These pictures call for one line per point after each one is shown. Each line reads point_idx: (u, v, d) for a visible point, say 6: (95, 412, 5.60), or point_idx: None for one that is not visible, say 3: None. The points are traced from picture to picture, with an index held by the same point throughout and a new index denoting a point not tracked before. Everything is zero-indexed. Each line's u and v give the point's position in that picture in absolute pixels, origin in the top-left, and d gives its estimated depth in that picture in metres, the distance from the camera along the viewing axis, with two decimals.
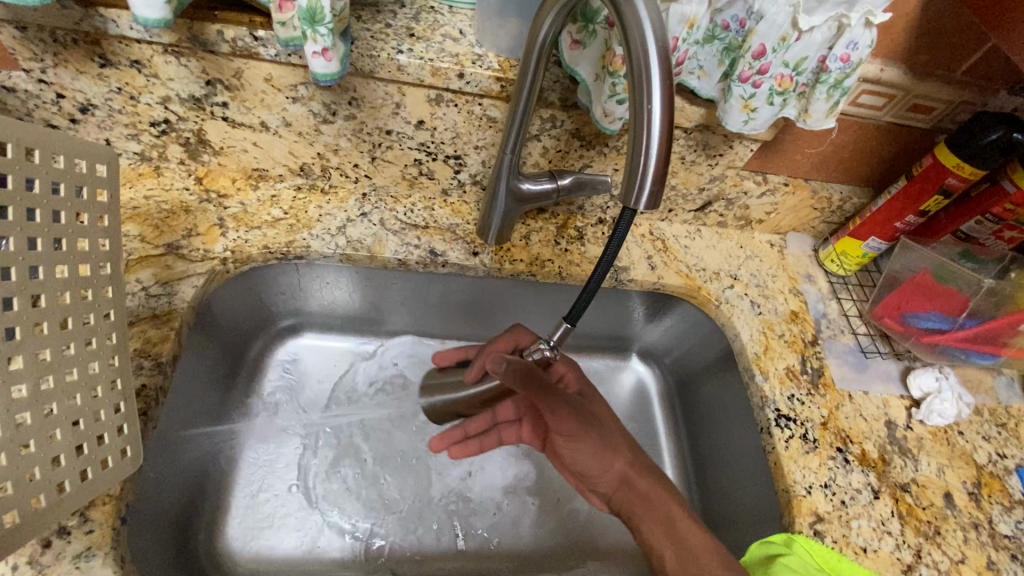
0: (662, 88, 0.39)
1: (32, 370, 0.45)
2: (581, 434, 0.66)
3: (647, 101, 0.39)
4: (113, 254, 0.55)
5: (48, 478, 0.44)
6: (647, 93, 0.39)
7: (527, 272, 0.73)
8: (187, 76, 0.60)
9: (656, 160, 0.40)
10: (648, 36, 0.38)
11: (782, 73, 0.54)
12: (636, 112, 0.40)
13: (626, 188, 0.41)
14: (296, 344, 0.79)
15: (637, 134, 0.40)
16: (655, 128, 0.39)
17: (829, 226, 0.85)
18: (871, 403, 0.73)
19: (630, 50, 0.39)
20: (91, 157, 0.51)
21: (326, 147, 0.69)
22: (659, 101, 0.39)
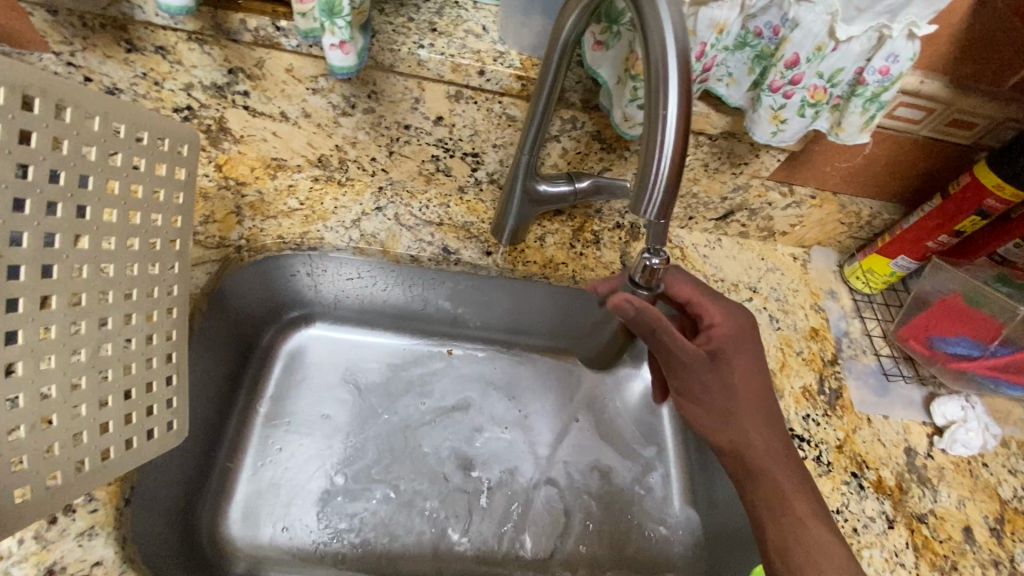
0: (679, 97, 0.37)
1: (92, 338, 0.46)
2: (711, 395, 0.57)
3: (663, 108, 0.38)
4: (182, 231, 0.55)
5: (94, 444, 0.46)
6: (663, 99, 0.37)
7: (540, 273, 0.73)
8: (209, 64, 0.60)
9: (670, 168, 0.39)
10: (668, 43, 0.37)
11: (816, 84, 0.52)
12: (650, 124, 0.38)
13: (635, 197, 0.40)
14: (304, 334, 0.80)
15: (649, 144, 0.39)
16: (670, 135, 0.38)
17: (856, 241, 0.82)
18: (891, 428, 0.70)
19: (648, 56, 0.38)
20: (173, 136, 0.52)
21: (345, 140, 0.68)
22: (675, 111, 0.37)
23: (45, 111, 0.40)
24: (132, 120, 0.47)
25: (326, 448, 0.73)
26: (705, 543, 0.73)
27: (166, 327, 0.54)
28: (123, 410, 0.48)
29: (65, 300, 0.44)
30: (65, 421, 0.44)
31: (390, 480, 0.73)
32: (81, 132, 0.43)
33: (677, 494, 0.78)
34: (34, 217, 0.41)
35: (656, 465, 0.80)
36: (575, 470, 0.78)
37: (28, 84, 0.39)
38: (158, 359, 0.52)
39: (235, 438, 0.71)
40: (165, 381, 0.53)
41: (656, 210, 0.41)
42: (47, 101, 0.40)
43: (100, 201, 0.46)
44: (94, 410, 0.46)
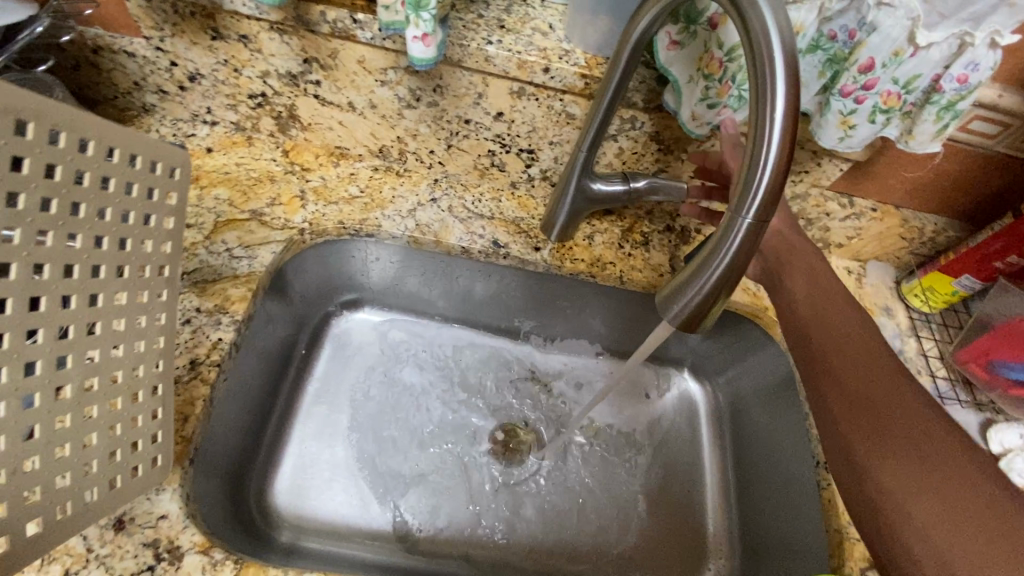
0: (788, 89, 0.35)
1: (79, 371, 0.44)
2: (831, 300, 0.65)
3: (766, 97, 0.35)
4: (174, 257, 0.54)
5: (76, 485, 0.43)
6: (770, 85, 0.35)
7: (587, 272, 0.73)
8: (287, 53, 0.63)
9: (775, 162, 0.36)
10: (771, 30, 0.34)
11: (889, 90, 0.51)
12: (755, 120, 0.36)
13: (742, 194, 0.36)
14: (354, 316, 0.82)
15: (756, 138, 0.36)
16: (778, 124, 0.35)
17: (916, 257, 0.79)
18: None
19: (749, 42, 0.35)
20: (167, 159, 0.52)
21: (406, 132, 0.71)
22: (781, 104, 0.35)
23: (40, 136, 0.39)
24: (126, 144, 0.47)
25: (371, 426, 0.76)
26: (741, 553, 0.73)
27: (153, 357, 0.52)
28: (108, 446, 0.46)
29: (50, 333, 0.42)
30: (49, 464, 0.41)
31: (428, 465, 0.75)
32: (75, 158, 0.42)
33: (714, 502, 0.78)
34: (21, 246, 0.39)
35: (694, 472, 0.80)
36: (611, 468, 0.78)
37: (24, 109, 0.37)
38: (145, 393, 0.50)
39: (284, 413, 0.74)
40: (152, 416, 0.50)
41: (757, 211, 0.37)
42: (40, 126, 0.39)
43: (119, 202, 0.47)
44: (78, 449, 0.43)
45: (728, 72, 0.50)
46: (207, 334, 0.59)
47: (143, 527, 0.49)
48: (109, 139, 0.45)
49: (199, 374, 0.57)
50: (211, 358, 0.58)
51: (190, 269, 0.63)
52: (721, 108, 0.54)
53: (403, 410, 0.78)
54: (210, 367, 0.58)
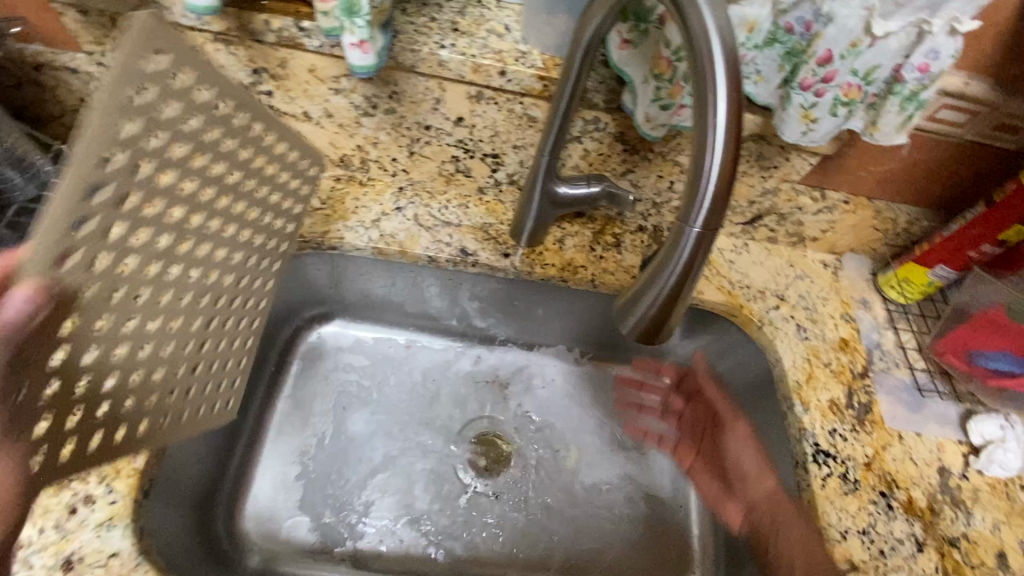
0: (730, 89, 0.33)
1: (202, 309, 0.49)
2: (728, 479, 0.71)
3: (709, 98, 0.33)
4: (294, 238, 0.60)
5: (159, 407, 0.46)
6: (712, 86, 0.33)
7: (558, 277, 0.71)
8: (235, 64, 0.61)
9: (721, 167, 0.34)
10: (710, 30, 0.33)
11: (849, 82, 0.49)
12: (697, 124, 0.34)
13: (685, 203, 0.35)
14: (323, 330, 0.81)
15: (698, 143, 0.34)
16: (722, 126, 0.33)
17: (892, 248, 0.78)
18: (924, 446, 0.67)
19: (689, 41, 0.34)
20: (315, 157, 0.58)
21: (366, 140, 0.69)
22: (724, 107, 0.33)
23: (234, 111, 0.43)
24: (290, 136, 0.52)
25: (343, 444, 0.74)
26: (724, 557, 0.72)
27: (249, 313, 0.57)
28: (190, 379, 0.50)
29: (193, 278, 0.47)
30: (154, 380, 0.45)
31: (404, 483, 0.73)
32: (260, 140, 0.48)
33: (698, 504, 0.77)
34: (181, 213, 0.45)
35: (676, 474, 0.79)
36: (591, 475, 0.77)
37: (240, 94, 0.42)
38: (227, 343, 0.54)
39: (253, 435, 0.72)
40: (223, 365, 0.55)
41: (703, 219, 0.35)
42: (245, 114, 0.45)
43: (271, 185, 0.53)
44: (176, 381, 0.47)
45: (678, 73, 0.48)
46: None
47: (93, 567, 0.47)
48: (274, 130, 0.50)
49: None
50: None
51: None
52: (676, 110, 0.52)
53: (376, 425, 0.76)
54: None
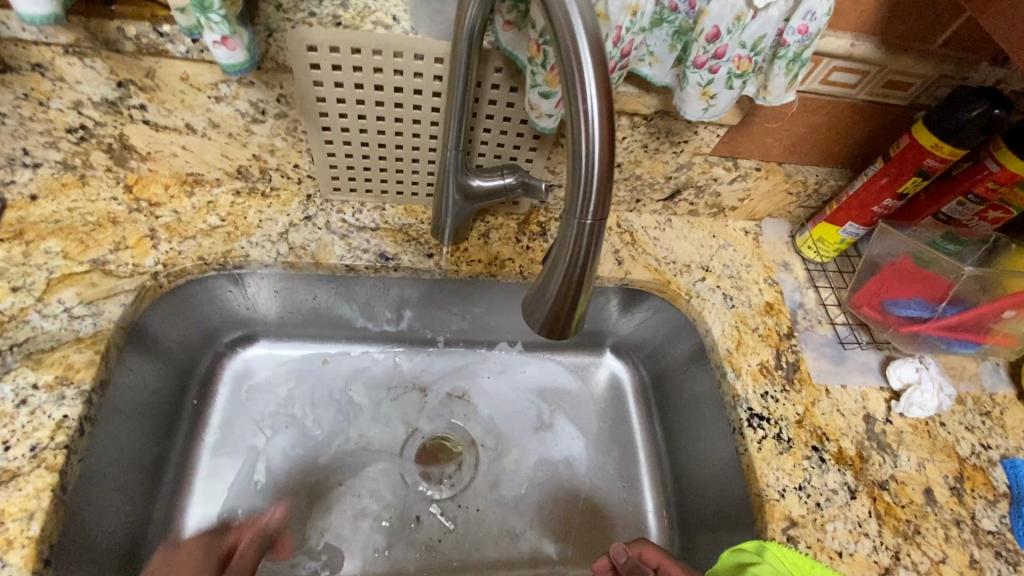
0: (598, 71, 0.31)
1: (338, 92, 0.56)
2: None
3: (581, 86, 0.32)
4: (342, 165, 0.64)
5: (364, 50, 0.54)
6: (580, 74, 0.32)
7: (485, 273, 0.69)
8: (95, 78, 0.55)
9: (600, 154, 0.33)
10: (570, 6, 0.31)
11: (739, 55, 0.49)
12: (570, 108, 0.32)
13: (569, 193, 0.33)
14: (246, 354, 0.75)
15: (573, 129, 0.33)
16: (595, 118, 0.32)
17: (806, 210, 0.81)
18: (850, 397, 0.70)
19: (553, 25, 0.32)
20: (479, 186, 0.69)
21: (262, 148, 0.64)
22: (595, 88, 0.32)
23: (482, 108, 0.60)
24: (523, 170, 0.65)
25: (277, 475, 0.70)
26: (679, 530, 0.73)
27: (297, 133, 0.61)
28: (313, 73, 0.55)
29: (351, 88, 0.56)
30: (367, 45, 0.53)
31: (351, 502, 0.70)
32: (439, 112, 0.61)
33: (650, 481, 0.78)
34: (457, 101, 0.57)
35: (628, 454, 0.79)
36: (541, 467, 0.76)
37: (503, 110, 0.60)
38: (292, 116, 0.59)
39: (177, 478, 0.67)
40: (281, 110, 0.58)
41: (591, 207, 0.34)
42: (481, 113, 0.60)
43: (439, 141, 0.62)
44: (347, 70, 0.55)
45: (547, 57, 0.46)
46: (49, 413, 0.51)
47: None
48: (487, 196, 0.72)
49: (42, 462, 0.49)
50: (56, 441, 0.50)
51: (19, 340, 0.54)
52: (558, 97, 0.50)
53: (312, 446, 0.72)
54: (57, 451, 0.50)
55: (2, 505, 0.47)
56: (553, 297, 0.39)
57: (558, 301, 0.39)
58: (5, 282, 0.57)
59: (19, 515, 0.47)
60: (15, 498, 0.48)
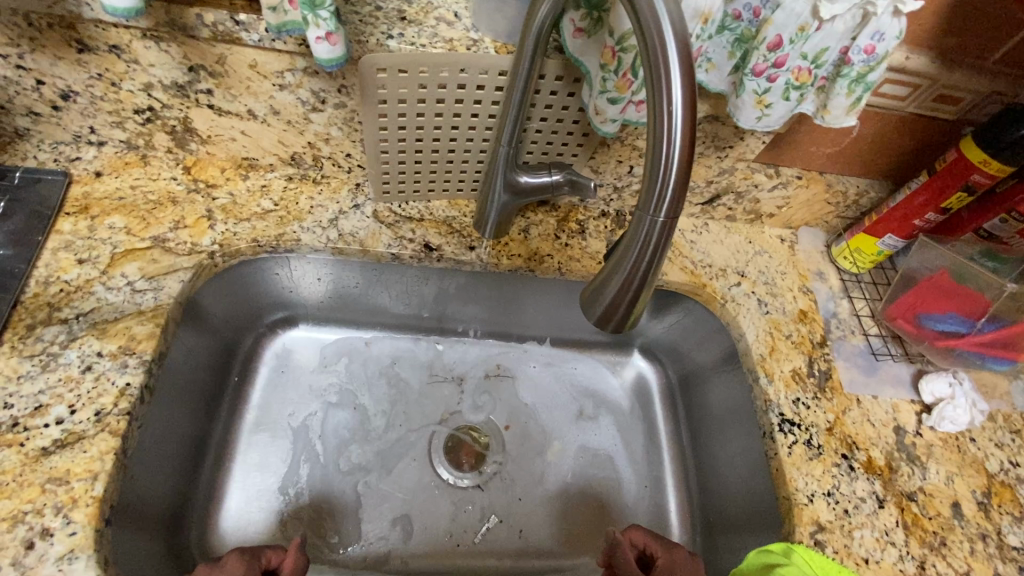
0: (683, 80, 0.34)
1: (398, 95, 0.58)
2: None
3: (667, 93, 0.35)
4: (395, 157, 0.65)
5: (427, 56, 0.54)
6: (667, 80, 0.34)
7: (525, 267, 0.71)
8: (168, 62, 0.57)
9: (679, 155, 0.35)
10: (662, 18, 0.34)
11: (800, 66, 0.50)
12: (654, 111, 0.35)
13: (645, 192, 0.36)
14: (285, 336, 0.77)
15: (655, 131, 0.36)
16: (678, 122, 0.35)
17: (844, 221, 0.81)
18: (880, 408, 0.71)
19: (643, 35, 0.35)
20: None
21: (317, 136, 0.66)
22: (679, 96, 0.34)
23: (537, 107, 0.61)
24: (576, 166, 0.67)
25: (312, 455, 0.71)
26: (701, 531, 0.74)
27: None
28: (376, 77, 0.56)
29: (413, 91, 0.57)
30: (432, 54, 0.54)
31: (383, 483, 0.72)
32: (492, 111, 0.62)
33: (674, 481, 0.78)
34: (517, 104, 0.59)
35: (651, 453, 0.80)
36: (567, 460, 0.77)
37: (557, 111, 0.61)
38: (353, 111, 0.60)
39: (219, 451, 0.69)
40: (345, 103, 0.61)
41: (665, 205, 0.37)
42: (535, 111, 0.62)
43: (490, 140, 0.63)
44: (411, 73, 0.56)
45: (622, 63, 0.47)
46: (113, 380, 0.54)
47: None
48: None
49: (106, 426, 0.51)
50: (119, 407, 0.53)
51: (85, 310, 0.57)
52: (624, 103, 0.51)
53: (346, 429, 0.74)
54: (119, 416, 0.52)
55: (68, 465, 0.49)
56: (612, 293, 0.41)
57: (616, 296, 0.41)
58: (72, 254, 0.60)
59: (84, 475, 0.49)
60: (80, 459, 0.50)
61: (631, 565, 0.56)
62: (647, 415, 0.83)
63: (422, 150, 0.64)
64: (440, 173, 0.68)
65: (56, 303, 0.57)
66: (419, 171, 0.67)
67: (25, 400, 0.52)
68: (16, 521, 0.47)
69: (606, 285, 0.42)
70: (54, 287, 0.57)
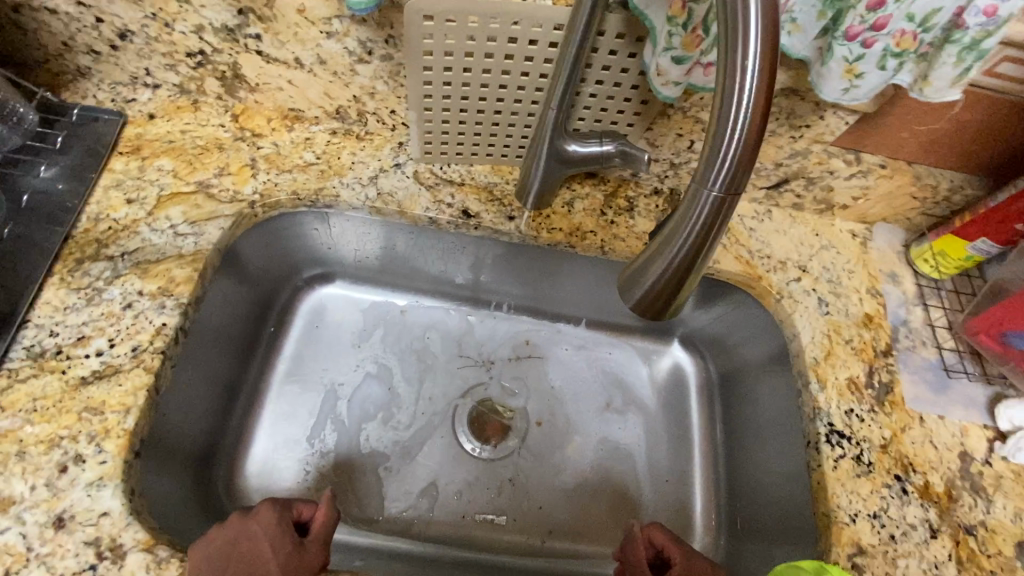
0: (764, 37, 0.30)
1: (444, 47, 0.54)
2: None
3: (742, 48, 0.30)
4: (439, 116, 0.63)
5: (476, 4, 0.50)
6: (743, 35, 0.30)
7: (566, 242, 0.67)
8: (219, 3, 0.56)
9: (748, 123, 0.31)
10: None
11: (903, 29, 0.43)
12: (724, 72, 0.31)
13: (704, 164, 0.32)
14: (320, 291, 0.77)
15: (724, 96, 0.31)
16: (751, 83, 0.30)
17: (929, 219, 0.73)
18: (946, 430, 0.64)
19: None
20: None
21: (362, 90, 0.64)
22: (757, 57, 0.30)
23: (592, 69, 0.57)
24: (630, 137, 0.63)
25: (338, 410, 0.72)
26: (726, 535, 0.70)
27: None
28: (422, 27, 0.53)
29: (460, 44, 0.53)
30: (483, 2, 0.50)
31: (405, 446, 0.72)
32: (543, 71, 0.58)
33: (703, 479, 0.74)
34: None
35: (682, 446, 0.76)
36: (592, 444, 0.75)
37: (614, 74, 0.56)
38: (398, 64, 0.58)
39: (250, 398, 0.71)
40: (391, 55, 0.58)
41: (725, 180, 0.33)
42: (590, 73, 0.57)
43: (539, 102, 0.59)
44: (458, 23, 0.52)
45: (693, 16, 0.42)
46: (150, 319, 0.55)
47: (85, 525, 0.46)
48: None
49: (141, 362, 0.53)
50: (155, 346, 0.54)
51: (130, 249, 0.58)
52: (691, 63, 0.46)
53: (373, 389, 0.74)
54: (154, 355, 0.54)
55: (104, 396, 0.51)
56: (652, 279, 0.38)
57: (656, 282, 0.37)
58: (122, 193, 0.61)
59: (117, 408, 0.51)
60: (115, 392, 0.51)
61: (642, 567, 0.55)
62: (682, 407, 0.78)
63: (467, 109, 0.61)
64: (484, 136, 0.65)
65: (104, 240, 0.58)
66: (463, 132, 0.64)
67: (69, 330, 0.54)
68: (54, 444, 0.49)
69: (647, 270, 0.38)
70: (103, 224, 0.59)
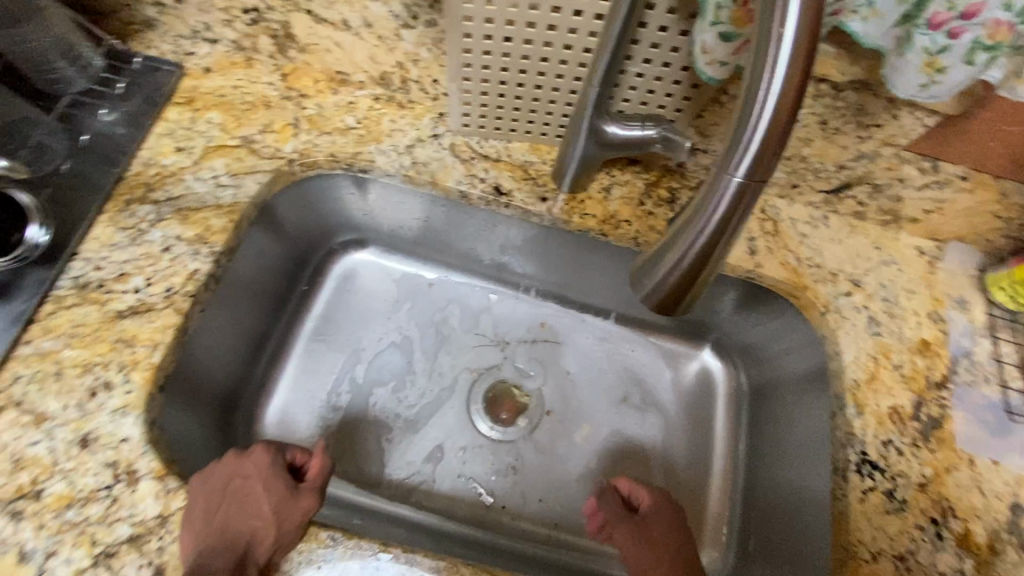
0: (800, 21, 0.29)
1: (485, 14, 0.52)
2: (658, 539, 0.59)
3: (777, 27, 0.30)
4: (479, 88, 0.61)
5: None
6: (780, 15, 0.29)
7: (597, 230, 0.65)
8: None
9: (776, 109, 0.31)
10: None
11: (999, 19, 0.38)
12: (755, 57, 0.31)
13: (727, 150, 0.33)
14: (352, 256, 0.78)
15: (752, 82, 0.31)
16: (783, 65, 0.30)
17: (1013, 243, 0.65)
18: (1000, 477, 0.57)
19: None
20: None
21: (406, 57, 0.63)
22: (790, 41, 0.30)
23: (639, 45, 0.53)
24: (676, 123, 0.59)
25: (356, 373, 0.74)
26: (735, 553, 0.67)
27: None
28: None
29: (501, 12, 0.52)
30: None
31: (416, 417, 0.72)
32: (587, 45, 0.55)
33: (717, 491, 0.71)
34: None
35: (700, 454, 0.73)
36: (605, 439, 0.73)
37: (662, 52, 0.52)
38: None
39: (275, 351, 0.73)
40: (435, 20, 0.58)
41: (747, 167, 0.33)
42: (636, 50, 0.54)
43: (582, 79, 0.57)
44: None
45: None
46: (185, 263, 0.58)
47: (105, 447, 0.49)
48: None
49: (172, 303, 0.56)
50: (186, 289, 0.57)
51: (174, 195, 0.61)
52: (740, 40, 0.43)
53: (392, 357, 0.75)
54: (184, 297, 0.56)
55: (135, 330, 0.54)
56: (665, 268, 0.37)
57: (669, 270, 0.37)
58: (173, 141, 0.64)
59: (146, 342, 0.54)
60: (146, 327, 0.54)
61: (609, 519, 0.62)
62: (705, 415, 0.75)
63: (507, 82, 0.60)
64: (524, 112, 0.63)
65: (151, 184, 0.61)
66: (502, 106, 0.63)
67: (112, 266, 0.57)
68: (87, 368, 0.52)
69: (660, 258, 0.38)
70: (152, 169, 0.62)
